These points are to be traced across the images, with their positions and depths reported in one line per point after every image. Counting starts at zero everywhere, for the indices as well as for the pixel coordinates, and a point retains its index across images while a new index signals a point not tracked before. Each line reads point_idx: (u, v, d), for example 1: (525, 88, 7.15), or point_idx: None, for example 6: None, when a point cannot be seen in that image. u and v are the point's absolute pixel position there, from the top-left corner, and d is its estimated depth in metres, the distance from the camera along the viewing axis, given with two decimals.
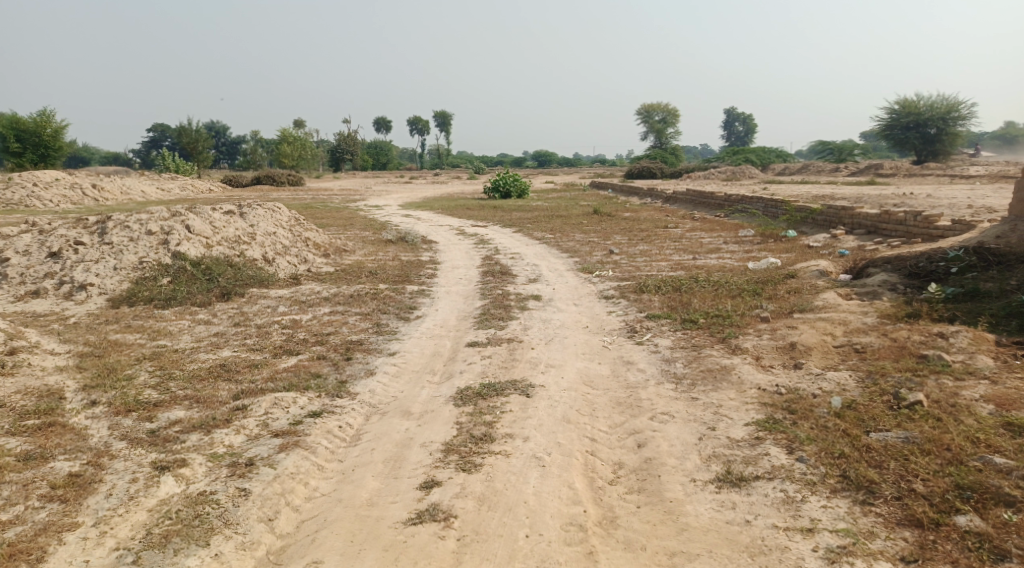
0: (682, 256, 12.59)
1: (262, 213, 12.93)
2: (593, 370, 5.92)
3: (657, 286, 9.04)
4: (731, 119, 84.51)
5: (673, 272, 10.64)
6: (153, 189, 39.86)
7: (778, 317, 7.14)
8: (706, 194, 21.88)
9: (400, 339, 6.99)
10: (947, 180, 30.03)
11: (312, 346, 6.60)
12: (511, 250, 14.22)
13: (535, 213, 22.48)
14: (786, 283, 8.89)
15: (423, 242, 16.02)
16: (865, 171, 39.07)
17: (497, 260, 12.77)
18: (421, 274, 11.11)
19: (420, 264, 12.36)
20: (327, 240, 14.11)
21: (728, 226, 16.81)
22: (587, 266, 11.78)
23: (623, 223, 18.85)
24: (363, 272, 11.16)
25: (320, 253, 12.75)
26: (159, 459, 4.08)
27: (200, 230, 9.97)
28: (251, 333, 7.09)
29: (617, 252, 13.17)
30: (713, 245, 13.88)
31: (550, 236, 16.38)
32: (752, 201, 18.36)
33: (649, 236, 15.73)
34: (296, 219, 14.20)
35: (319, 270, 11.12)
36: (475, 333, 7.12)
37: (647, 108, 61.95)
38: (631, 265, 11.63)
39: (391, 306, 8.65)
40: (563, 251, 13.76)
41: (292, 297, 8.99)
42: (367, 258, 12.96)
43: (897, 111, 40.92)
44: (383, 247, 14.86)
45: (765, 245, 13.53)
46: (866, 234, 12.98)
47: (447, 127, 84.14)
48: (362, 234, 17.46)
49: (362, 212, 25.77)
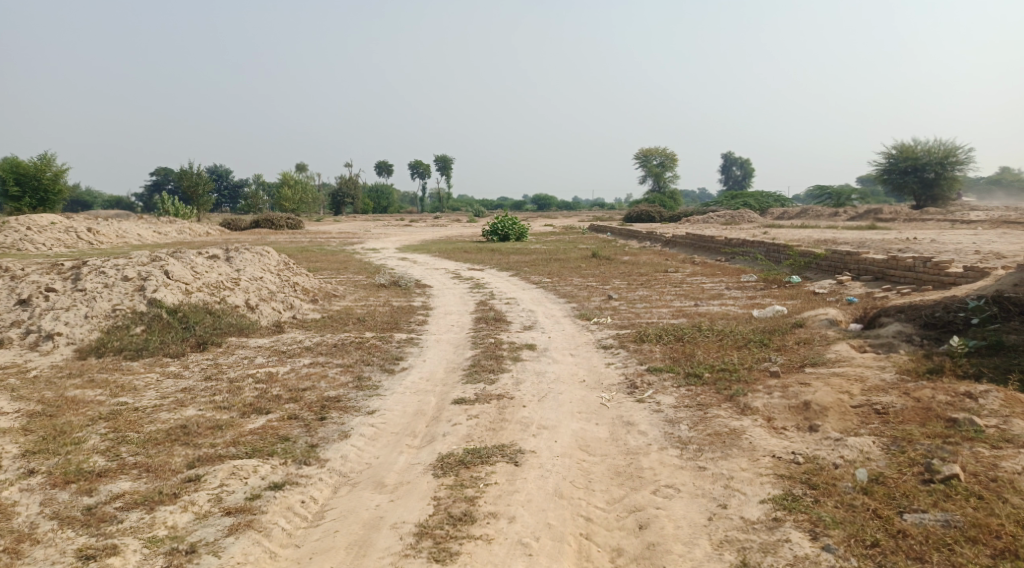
0: (684, 302, 12.13)
1: (249, 258, 12.52)
2: (589, 432, 5.41)
3: (659, 336, 8.55)
4: (729, 164, 84.97)
5: (675, 319, 10.16)
6: (150, 231, 39.60)
7: (789, 371, 6.64)
8: (706, 238, 21.53)
9: (381, 395, 6.48)
10: (949, 224, 29.76)
11: (284, 404, 6.10)
12: (506, 295, 13.77)
13: (533, 257, 22.08)
14: (795, 332, 8.41)
15: (417, 286, 15.58)
16: (864, 215, 38.88)
17: (492, 306, 12.29)
18: (411, 322, 10.63)
19: (411, 310, 11.90)
20: (316, 285, 13.66)
21: (730, 270, 16.39)
22: (585, 313, 11.31)
23: (622, 267, 18.42)
24: (350, 319, 10.69)
25: (308, 299, 12.28)
26: (86, 546, 3.60)
27: (179, 276, 9.56)
28: (221, 388, 6.59)
29: (616, 298, 12.72)
30: (715, 291, 13.43)
31: (547, 280, 15.94)
32: (754, 245, 17.97)
33: (649, 281, 15.28)
34: (285, 263, 13.77)
35: (304, 317, 10.64)
36: (463, 388, 6.61)
37: (646, 153, 62.30)
38: (630, 312, 11.16)
39: (376, 356, 8.16)
40: (560, 296, 13.29)
41: (272, 347, 8.50)
42: (357, 304, 12.50)
43: (895, 155, 40.92)
44: (375, 292, 14.41)
45: (769, 291, 13.07)
46: (873, 280, 12.53)
47: (447, 171, 84.61)
48: (355, 278, 17.04)
49: (358, 255, 25.42)
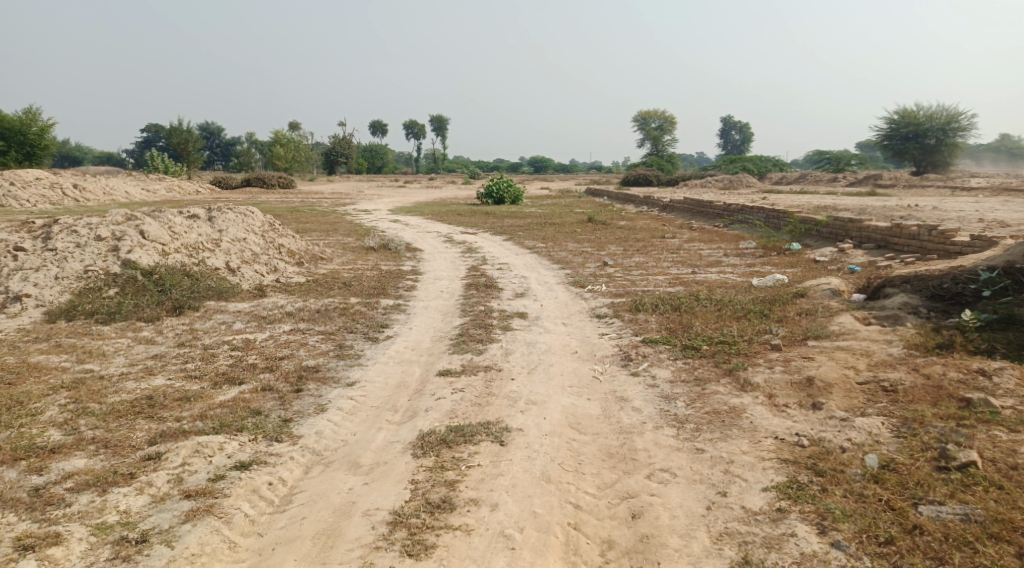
0: (681, 269, 11.81)
1: (232, 218, 12.10)
2: (580, 408, 5.11)
3: (654, 305, 8.23)
4: (727, 128, 84.03)
5: (672, 287, 9.84)
6: (139, 190, 38.94)
7: (792, 344, 6.33)
8: (704, 203, 21.13)
9: (363, 366, 6.17)
10: (949, 192, 29.39)
11: (259, 374, 5.78)
12: (499, 260, 13.42)
13: (528, 221, 21.68)
14: (796, 303, 8.09)
15: (407, 249, 15.21)
16: (863, 182, 38.47)
17: (483, 271, 11.94)
18: (399, 286, 10.29)
19: (400, 274, 11.55)
20: (303, 247, 13.28)
21: (728, 237, 16.04)
22: (579, 279, 10.98)
23: (618, 232, 18.06)
24: (336, 283, 10.34)
25: (294, 261, 11.90)
26: (26, 533, 3.34)
27: (156, 236, 9.17)
28: (194, 356, 6.26)
29: (611, 264, 12.39)
30: (713, 258, 13.10)
31: (541, 245, 15.58)
32: (753, 211, 17.60)
33: (646, 247, 14.93)
34: (271, 224, 13.35)
35: (288, 281, 10.28)
36: (449, 358, 6.30)
37: (645, 116, 61.47)
38: (626, 279, 10.84)
39: (360, 323, 7.83)
40: (554, 262, 12.95)
41: (251, 312, 8.16)
42: (345, 267, 12.14)
43: (897, 121, 40.33)
44: (364, 255, 14.04)
45: (768, 258, 12.75)
46: (875, 248, 12.20)
47: (442, 131, 83.51)
48: (345, 240, 16.64)
49: (350, 217, 24.98)
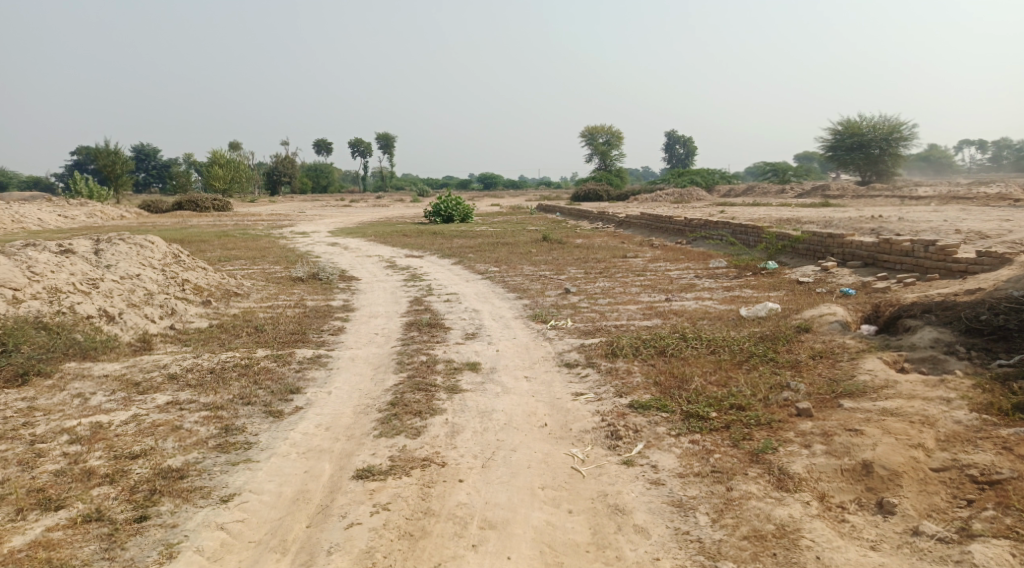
0: (653, 296, 10.37)
1: (123, 251, 10.34)
2: (557, 532, 3.53)
3: (634, 349, 6.68)
4: (672, 143, 84.30)
5: (647, 322, 8.33)
6: (56, 217, 36.14)
7: (824, 406, 4.83)
8: (663, 219, 19.89)
9: (252, 462, 4.46)
10: (900, 201, 29.05)
11: (92, 489, 4.04)
12: (445, 289, 11.75)
13: (477, 241, 20.05)
14: (805, 343, 6.62)
15: (342, 277, 13.47)
16: (812, 193, 38.06)
17: (426, 304, 10.30)
18: (323, 329, 8.55)
19: (327, 312, 9.78)
20: (215, 282, 11.40)
21: (694, 256, 14.74)
22: (539, 312, 9.41)
23: (576, 253, 16.59)
24: (245, 327, 8.55)
25: (200, 299, 10.10)
26: None
27: (4, 279, 7.46)
28: (10, 458, 4.50)
29: (573, 292, 10.87)
30: (686, 282, 11.70)
31: (493, 269, 13.99)
32: (719, 226, 16.34)
33: (608, 269, 13.46)
34: (176, 255, 11.52)
35: (186, 327, 8.50)
36: (373, 446, 4.61)
37: (590, 131, 61.04)
38: (592, 311, 9.31)
39: (261, 388, 6.08)
40: (508, 291, 11.35)
41: (121, 377, 6.38)
42: (262, 305, 10.33)
43: (841, 131, 40.22)
44: (291, 287, 12.25)
45: (746, 280, 11.40)
46: (864, 267, 10.93)
47: (388, 149, 81.77)
48: (271, 269, 14.76)
49: (285, 241, 23.13)
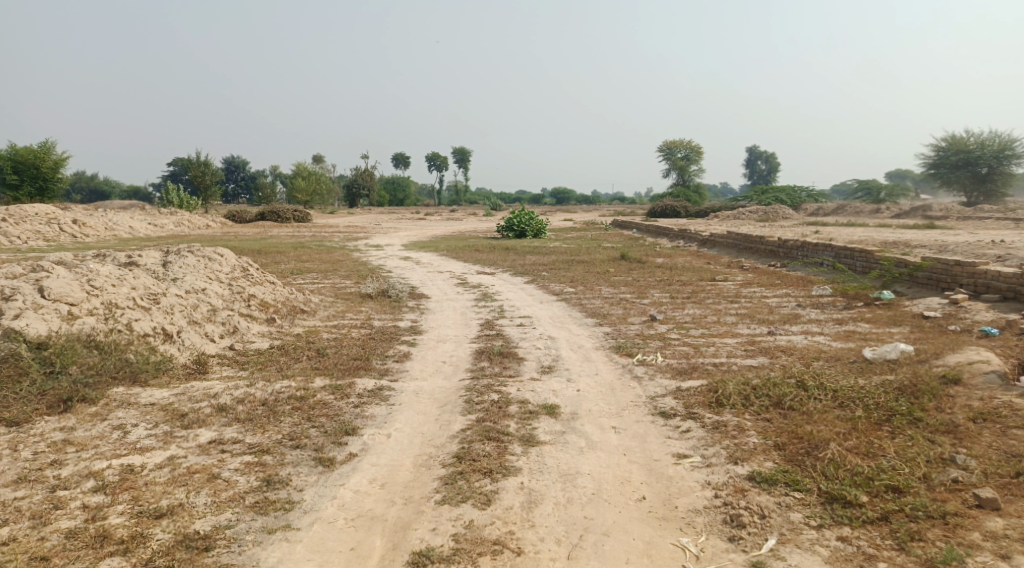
0: (753, 328, 9.27)
1: (190, 264, 9.97)
2: None
3: (744, 398, 5.67)
4: (754, 159, 81.64)
5: (753, 362, 7.28)
6: (144, 224, 37.27)
7: (1011, 498, 3.77)
8: (754, 238, 18.58)
9: (291, 531, 3.73)
10: (1013, 224, 26.66)
11: (102, 561, 3.46)
12: (519, 312, 10.94)
13: (552, 258, 19.18)
14: (956, 401, 5.49)
15: (412, 294, 12.85)
16: (910, 214, 35.60)
17: (501, 328, 9.51)
18: (388, 355, 7.85)
19: (394, 335, 9.10)
20: (282, 298, 10.90)
21: (793, 281, 13.47)
22: (625, 342, 8.47)
23: (658, 274, 15.51)
24: (306, 351, 7.93)
25: (264, 317, 9.60)
26: None
27: (60, 294, 7.06)
28: (23, 510, 3.89)
29: (661, 319, 9.87)
30: (788, 311, 10.52)
31: (570, 290, 13.11)
32: (819, 248, 14.97)
33: (696, 294, 12.36)
34: (244, 267, 11.10)
35: (246, 348, 7.96)
36: (436, 518, 3.82)
37: (670, 146, 59.50)
38: (684, 343, 8.31)
39: (315, 427, 5.38)
40: (587, 315, 10.44)
41: (167, 407, 5.77)
42: (326, 325, 9.74)
43: (944, 148, 37.57)
44: (359, 304, 11.67)
45: (858, 313, 10.15)
46: (1001, 301, 9.55)
47: (465, 163, 82.18)
48: (341, 284, 14.31)
49: (357, 253, 22.87)
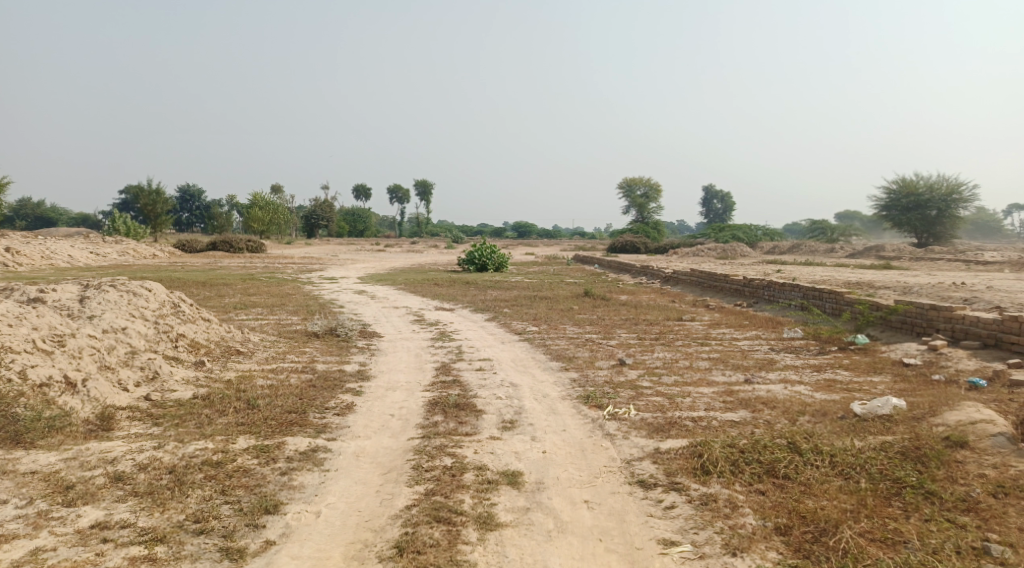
0: (728, 375, 8.62)
1: (111, 300, 9.00)
2: None
3: (732, 465, 4.95)
4: (711, 198, 82.71)
5: (734, 416, 6.59)
6: (87, 254, 35.61)
7: None
8: (718, 277, 18.12)
9: None
10: (967, 266, 26.84)
11: None
12: (477, 353, 10.13)
13: (513, 294, 18.44)
14: (969, 469, 4.85)
15: (363, 332, 11.96)
16: (865, 253, 35.86)
17: (457, 374, 8.68)
18: (329, 406, 6.96)
19: (338, 380, 8.21)
20: (216, 337, 9.93)
21: (762, 322, 12.94)
22: (593, 391, 7.72)
23: (623, 312, 14.88)
24: (234, 401, 7.00)
25: (193, 360, 8.64)
26: None
27: None
28: None
29: (629, 363, 9.17)
30: (763, 356, 9.91)
31: (532, 330, 12.36)
32: (786, 288, 14.51)
33: (665, 335, 11.73)
34: (176, 303, 10.12)
35: (164, 398, 7.01)
36: None
37: (630, 183, 59.85)
38: (657, 393, 7.60)
39: (228, 506, 4.51)
40: (551, 358, 9.69)
41: (51, 476, 4.85)
42: (263, 369, 8.79)
43: (896, 191, 38.15)
44: (303, 344, 10.74)
45: (835, 358, 9.58)
46: (983, 348, 9.07)
47: (426, 196, 81.64)
48: (287, 320, 13.35)
49: (310, 287, 21.88)
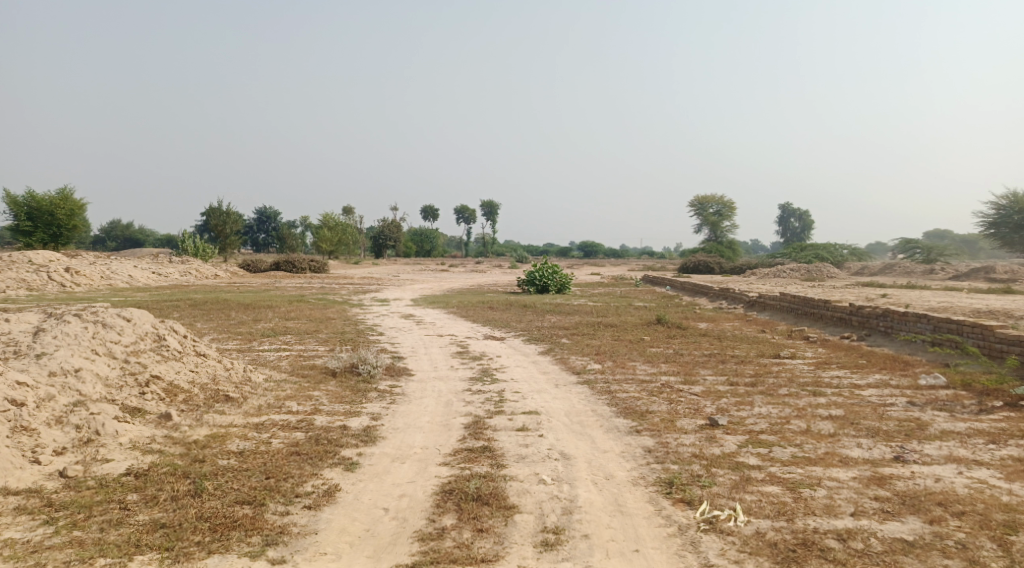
0: (867, 448, 6.18)
1: (69, 332, 7.28)
2: None
3: None
4: (787, 216, 78.39)
5: (907, 535, 4.29)
6: (148, 274, 35.15)
7: None
8: (817, 303, 15.41)
9: None
10: None
11: None
12: (522, 403, 7.96)
13: (575, 320, 16.21)
14: None
15: (391, 370, 9.95)
16: (971, 276, 31.92)
17: (493, 436, 6.53)
18: (302, 492, 4.92)
19: (333, 445, 6.18)
20: (205, 378, 8.07)
21: (885, 363, 10.32)
22: (677, 473, 5.43)
23: (705, 346, 12.47)
24: (175, 482, 5.04)
25: (158, 411, 6.77)
26: None
27: None
28: None
29: (724, 425, 6.82)
30: (904, 416, 7.39)
31: (595, 369, 10.10)
32: (910, 318, 11.85)
33: (763, 380, 9.30)
34: (161, 334, 8.36)
35: (84, 474, 5.12)
36: None
37: (703, 200, 56.74)
38: (772, 480, 5.28)
39: None
40: (617, 413, 7.44)
41: None
42: (247, 424, 6.84)
43: (1007, 205, 33.81)
44: (314, 385, 8.79)
45: (1009, 422, 6.99)
46: None
47: (492, 216, 80.31)
48: (311, 353, 11.51)
49: (356, 310, 20.20)
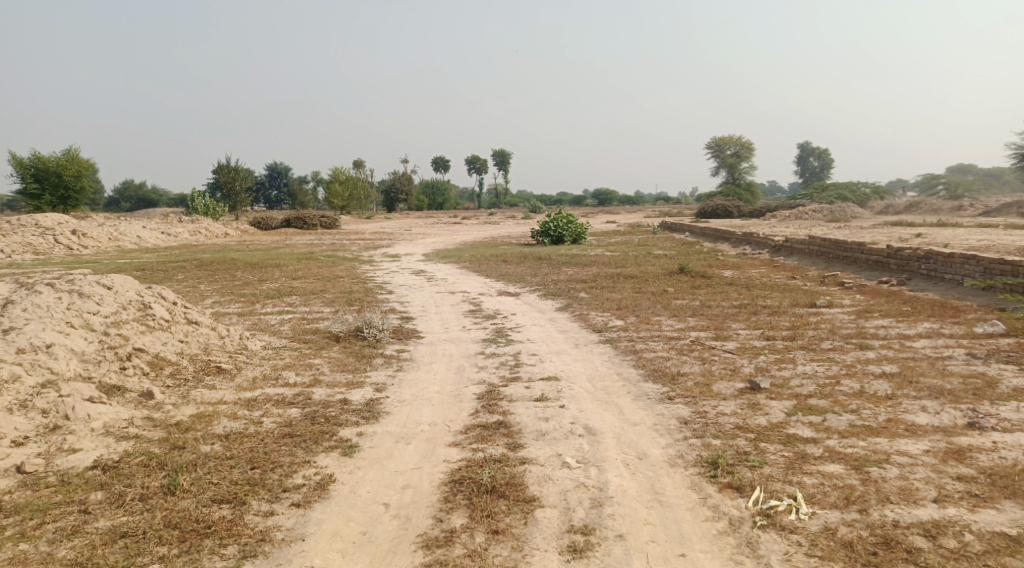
0: (935, 413, 5.43)
1: (39, 304, 6.62)
2: None
3: None
4: (806, 156, 76.37)
5: (1007, 530, 3.60)
6: (157, 235, 34.62)
7: None
8: (850, 246, 14.51)
9: None
10: None
11: None
12: (540, 367, 7.25)
13: (593, 272, 15.43)
14: None
15: (398, 332, 9.26)
16: (1001, 212, 30.68)
17: (509, 408, 5.83)
18: (291, 485, 4.27)
19: (331, 423, 5.51)
20: (195, 348, 7.43)
21: (934, 310, 9.50)
22: (721, 450, 4.71)
23: (734, 296, 11.68)
24: (147, 476, 4.41)
25: (138, 389, 6.14)
26: None
27: None
28: None
29: (768, 389, 6.07)
30: (966, 371, 6.61)
31: (618, 325, 9.37)
32: (956, 261, 10.98)
33: (802, 333, 8.52)
34: (145, 300, 7.69)
35: (44, 468, 4.50)
36: None
37: (720, 142, 55.13)
38: (833, 456, 4.56)
39: None
40: (646, 376, 6.72)
41: None
42: (237, 400, 6.19)
43: None
44: (314, 352, 8.12)
45: None
46: None
47: (505, 166, 78.95)
48: (314, 315, 10.83)
49: (365, 267, 19.50)
